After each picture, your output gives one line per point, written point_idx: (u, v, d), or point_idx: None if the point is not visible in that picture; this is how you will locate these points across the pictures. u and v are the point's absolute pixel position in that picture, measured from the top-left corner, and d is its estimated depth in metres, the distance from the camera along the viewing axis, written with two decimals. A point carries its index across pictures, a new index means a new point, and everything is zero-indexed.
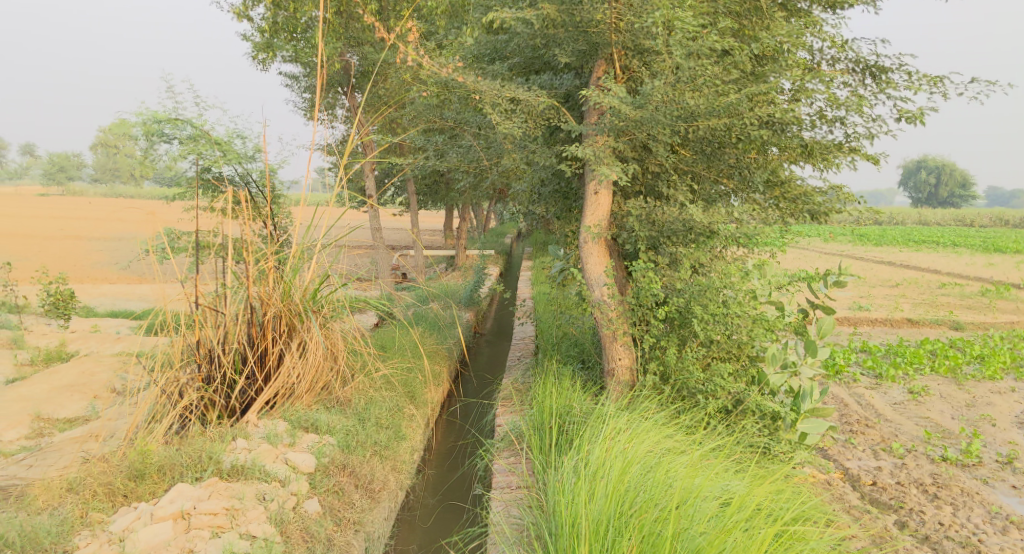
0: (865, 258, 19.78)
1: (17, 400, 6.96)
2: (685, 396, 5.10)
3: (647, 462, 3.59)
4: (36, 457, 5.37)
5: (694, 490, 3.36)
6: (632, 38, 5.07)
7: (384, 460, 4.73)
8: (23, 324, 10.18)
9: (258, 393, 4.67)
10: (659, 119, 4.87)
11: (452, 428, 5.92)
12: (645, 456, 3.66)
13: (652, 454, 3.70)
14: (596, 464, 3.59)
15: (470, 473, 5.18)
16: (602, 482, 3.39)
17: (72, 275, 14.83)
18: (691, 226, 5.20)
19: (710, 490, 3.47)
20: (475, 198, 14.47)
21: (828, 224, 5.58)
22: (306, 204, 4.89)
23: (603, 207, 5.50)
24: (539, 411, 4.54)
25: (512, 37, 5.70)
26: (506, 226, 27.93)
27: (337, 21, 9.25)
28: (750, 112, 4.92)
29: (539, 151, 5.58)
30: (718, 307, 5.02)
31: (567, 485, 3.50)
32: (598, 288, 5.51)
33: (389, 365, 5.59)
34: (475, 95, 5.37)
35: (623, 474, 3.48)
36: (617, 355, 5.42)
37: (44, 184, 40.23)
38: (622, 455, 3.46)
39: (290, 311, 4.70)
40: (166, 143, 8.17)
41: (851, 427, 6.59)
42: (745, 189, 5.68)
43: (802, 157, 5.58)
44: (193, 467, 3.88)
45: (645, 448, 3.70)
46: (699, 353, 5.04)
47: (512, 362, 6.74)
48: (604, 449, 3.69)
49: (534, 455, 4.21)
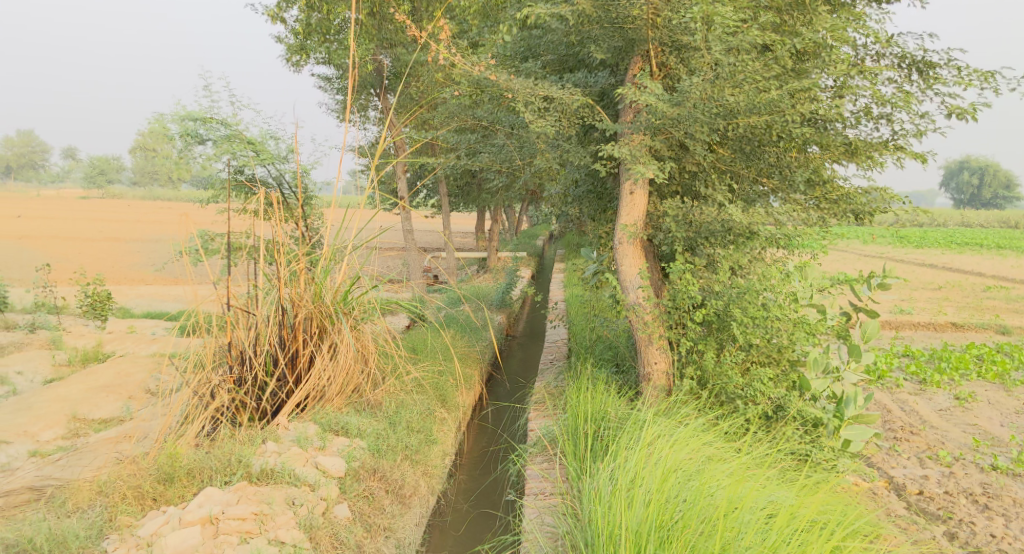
0: (906, 261, 19.25)
1: (54, 400, 7.05)
2: (724, 402, 4.95)
3: (689, 472, 3.45)
4: (71, 457, 5.43)
5: (739, 501, 3.21)
6: (670, 33, 4.95)
7: (415, 465, 4.65)
8: (62, 325, 10.37)
9: (289, 396, 4.63)
10: (698, 116, 4.73)
11: (484, 432, 5.83)
12: (685, 464, 3.52)
13: (692, 462, 3.56)
14: (634, 471, 3.47)
15: (502, 479, 5.09)
16: (641, 491, 3.26)
17: (109, 276, 15.10)
18: (730, 227, 5.03)
19: (755, 501, 3.32)
20: (507, 199, 14.41)
21: (874, 225, 5.41)
22: (338, 205, 4.86)
23: (638, 207, 5.36)
24: (572, 416, 4.42)
25: (546, 34, 5.61)
26: (537, 228, 27.83)
27: (370, 22, 9.25)
28: (792, 110, 4.77)
29: (573, 150, 5.47)
30: (759, 310, 4.86)
31: (604, 494, 3.38)
32: (634, 290, 5.38)
33: (421, 368, 5.52)
34: (508, 94, 5.29)
35: (663, 483, 3.35)
36: (653, 359, 5.28)
37: (85, 188, 41.10)
38: (662, 464, 3.33)
39: (321, 312, 4.66)
40: (201, 145, 8.21)
41: (895, 434, 6.36)
42: (785, 188, 5.51)
43: (845, 155, 5.39)
44: (222, 471, 3.85)
45: (686, 456, 3.57)
46: (739, 358, 4.88)
47: (544, 366, 6.63)
48: (643, 456, 3.57)
49: (569, 462, 4.09)
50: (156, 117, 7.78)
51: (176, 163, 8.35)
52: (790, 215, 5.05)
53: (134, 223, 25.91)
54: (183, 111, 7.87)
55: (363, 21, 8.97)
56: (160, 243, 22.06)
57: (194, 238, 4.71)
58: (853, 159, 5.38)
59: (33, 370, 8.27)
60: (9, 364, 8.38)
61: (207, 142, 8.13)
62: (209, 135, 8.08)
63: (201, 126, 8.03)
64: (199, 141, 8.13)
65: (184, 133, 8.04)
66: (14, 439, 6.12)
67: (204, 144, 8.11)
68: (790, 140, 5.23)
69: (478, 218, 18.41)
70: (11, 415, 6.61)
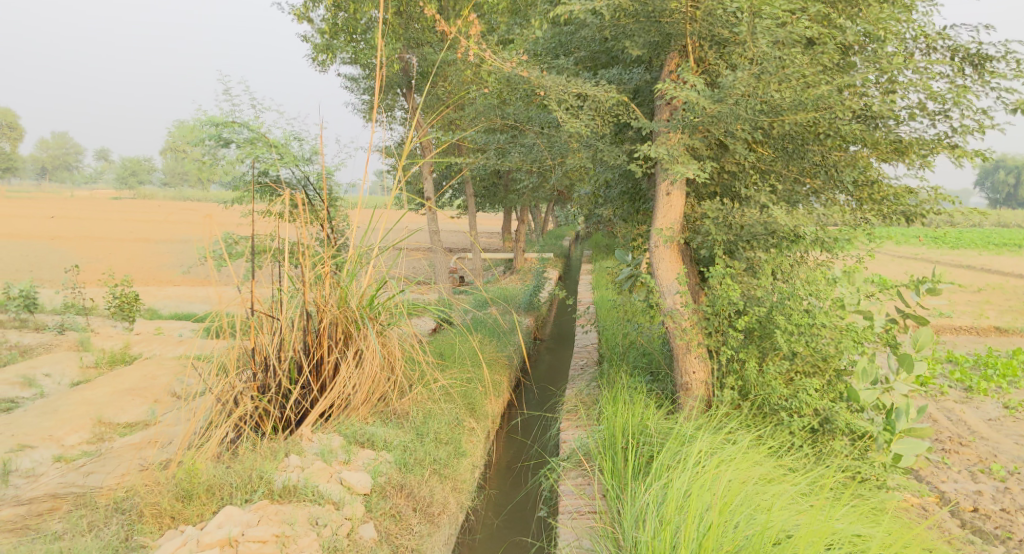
0: (944, 262, 18.73)
1: (81, 404, 7.00)
2: (767, 414, 4.71)
3: (746, 499, 3.25)
4: (95, 464, 5.36)
5: (807, 536, 3.02)
6: (709, 27, 4.71)
7: (444, 480, 4.45)
8: (90, 327, 10.38)
9: (313, 405, 4.49)
10: (740, 113, 4.49)
11: (513, 442, 5.64)
12: (744, 490, 3.33)
13: (751, 487, 3.36)
14: (689, 496, 3.28)
15: (534, 493, 4.89)
16: (700, 520, 3.07)
17: (138, 277, 15.14)
18: (773, 230, 4.79)
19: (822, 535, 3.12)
20: (534, 199, 14.23)
21: (925, 226, 5.05)
22: (363, 207, 4.71)
23: (675, 208, 5.13)
24: (610, 429, 4.23)
25: (579, 30, 5.39)
26: (564, 228, 27.61)
27: (396, 21, 9.14)
28: (842, 106, 4.52)
29: (607, 150, 5.26)
30: (803, 317, 4.62)
31: (656, 520, 3.20)
32: (670, 295, 5.15)
33: (449, 375, 5.35)
34: (539, 92, 5.11)
35: (722, 511, 3.15)
36: (691, 368, 5.06)
37: (117, 189, 41.64)
38: (721, 494, 3.13)
39: (346, 318, 4.51)
40: (224, 148, 8.20)
41: (943, 445, 6.04)
42: (829, 189, 5.26)
43: (894, 153, 5.09)
44: (242, 488, 3.71)
45: (743, 482, 3.37)
46: (782, 367, 4.64)
47: (575, 372, 6.42)
48: (694, 480, 3.37)
49: (607, 480, 3.90)
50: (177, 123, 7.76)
51: (200, 167, 8.31)
52: (836, 218, 4.80)
53: (163, 223, 26.12)
54: (204, 116, 7.83)
55: (389, 20, 8.86)
56: (189, 244, 22.24)
57: (217, 240, 4.58)
58: (903, 157, 5.07)
59: (60, 372, 8.25)
60: (38, 366, 8.36)
61: (231, 145, 8.11)
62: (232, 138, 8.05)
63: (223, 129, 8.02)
64: (222, 144, 8.13)
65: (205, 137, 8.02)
66: (39, 443, 6.07)
67: (228, 148, 8.10)
68: (836, 137, 4.97)
69: (504, 218, 18.21)
70: (37, 418, 6.56)
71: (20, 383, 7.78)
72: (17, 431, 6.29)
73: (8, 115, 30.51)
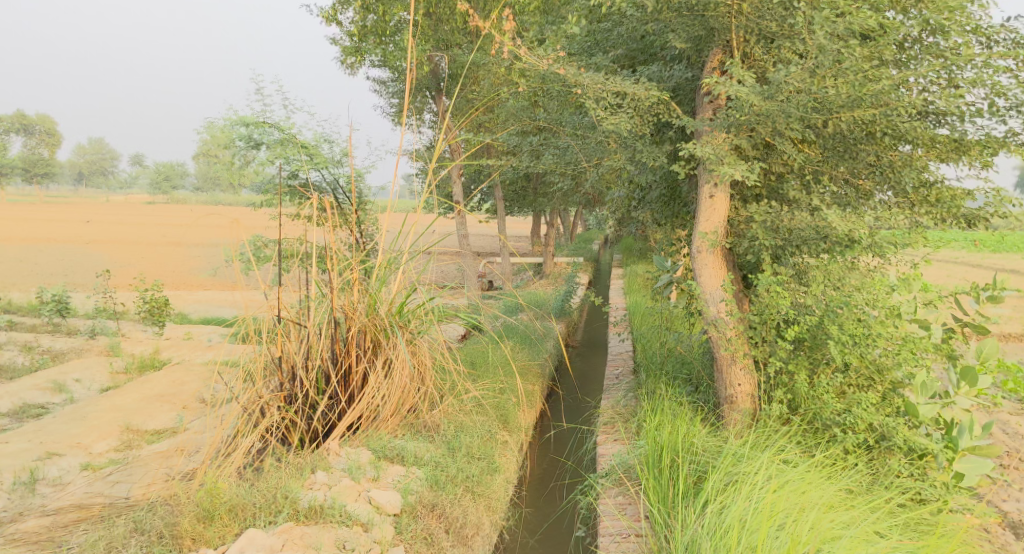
0: (990, 265, 18.07)
1: (110, 409, 6.95)
2: (818, 430, 4.45)
3: (816, 534, 3.08)
4: (122, 473, 5.27)
5: None
6: (757, 20, 4.49)
7: (477, 499, 4.25)
8: (121, 332, 10.39)
9: (341, 417, 4.34)
10: (791, 111, 4.28)
11: (547, 457, 5.42)
12: (815, 525, 3.12)
13: (821, 521, 3.15)
14: (754, 533, 3.08)
15: (571, 511, 4.68)
16: None
17: (169, 281, 15.19)
18: (825, 234, 4.53)
19: None
20: (564, 202, 14.03)
21: (988, 230, 4.75)
22: (395, 211, 4.56)
23: (719, 211, 4.89)
24: (654, 444, 4.02)
25: (617, 26, 5.21)
26: (593, 232, 27.27)
27: (426, 23, 9.06)
28: (901, 102, 4.27)
29: (647, 150, 5.05)
30: (858, 326, 4.35)
31: None
32: (714, 303, 4.90)
33: (481, 386, 5.15)
34: (577, 90, 4.91)
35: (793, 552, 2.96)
36: (736, 381, 4.81)
37: (150, 194, 42.15)
38: None
39: (375, 326, 4.36)
40: (255, 149, 8.00)
41: (1002, 461, 5.67)
42: (883, 189, 4.99)
43: (954, 152, 4.80)
44: (267, 508, 3.56)
45: (809, 515, 3.20)
46: (836, 380, 4.37)
47: (610, 382, 6.18)
48: (756, 513, 3.21)
49: (654, 503, 3.68)
50: (207, 123, 7.71)
51: (230, 168, 8.11)
52: (890, 221, 4.53)
53: (193, 227, 26.35)
54: (234, 116, 7.77)
55: (419, 22, 8.77)
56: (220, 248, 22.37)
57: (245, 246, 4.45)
58: (963, 158, 4.78)
59: (91, 378, 8.21)
60: (69, 371, 8.34)
61: (262, 147, 7.96)
62: (263, 140, 7.90)
63: (254, 130, 7.89)
64: (253, 146, 7.98)
65: (233, 138, 7.90)
66: (67, 451, 5.99)
67: (259, 149, 7.95)
68: (890, 136, 4.72)
69: (533, 220, 18.00)
70: (66, 425, 6.50)
71: (50, 388, 7.75)
72: (47, 438, 6.23)
73: (46, 123, 30.93)
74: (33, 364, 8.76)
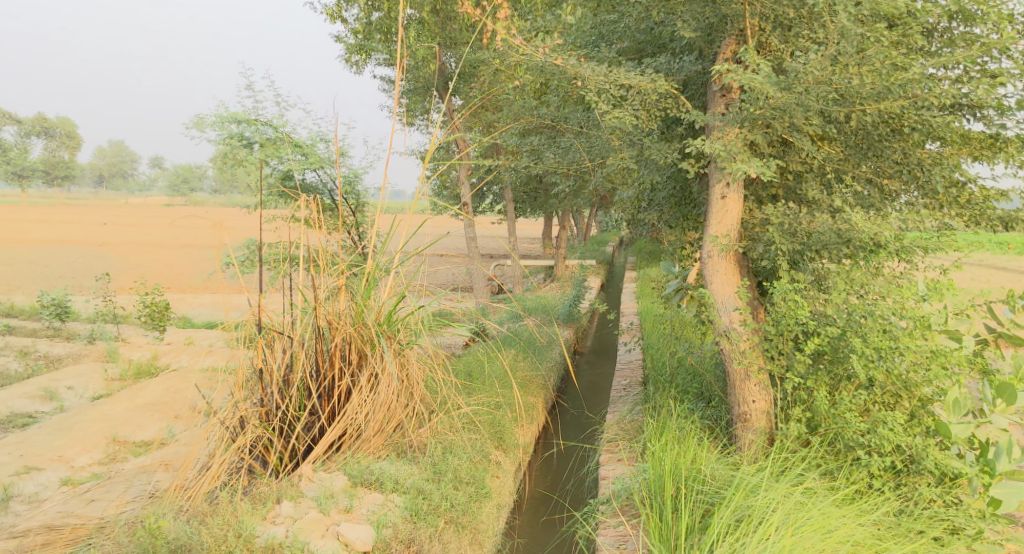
0: None
1: (97, 420, 6.70)
2: (840, 452, 4.08)
3: None
4: (101, 490, 4.99)
5: None
6: (773, 6, 4.13)
7: (461, 531, 3.94)
8: (121, 336, 10.17)
9: (321, 435, 4.04)
10: (809, 103, 3.90)
11: (547, 478, 5.11)
12: None
13: None
14: None
15: (568, 540, 4.35)
16: None
17: (176, 284, 14.99)
18: (848, 238, 4.16)
19: None
20: (577, 204, 13.72)
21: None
22: (385, 213, 4.24)
23: (732, 213, 4.53)
24: (659, 470, 3.69)
25: (623, 16, 4.87)
26: (608, 235, 26.95)
27: (432, 20, 8.76)
28: (932, 94, 3.89)
29: (656, 147, 4.68)
30: (884, 338, 3.96)
31: None
32: (727, 312, 4.55)
33: (475, 400, 4.82)
34: (577, 83, 4.57)
35: None
36: (751, 398, 4.46)
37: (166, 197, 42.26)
38: None
39: (361, 337, 4.03)
40: (246, 149, 7.71)
41: None
42: (911, 188, 4.61)
43: (988, 150, 4.42)
44: (216, 549, 3.25)
45: None
46: (859, 398, 3.98)
47: (616, 395, 5.83)
48: None
49: (654, 543, 3.34)
50: (197, 119, 7.43)
51: (223, 167, 7.83)
52: (919, 223, 4.15)
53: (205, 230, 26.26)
54: (227, 112, 7.50)
55: (424, 18, 8.50)
56: None
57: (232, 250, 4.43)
58: (1000, 156, 4.39)
59: (84, 385, 7.96)
60: (61, 378, 8.11)
61: (253, 145, 7.71)
62: (256, 138, 7.65)
63: (246, 128, 7.63)
64: (244, 144, 7.69)
65: (227, 137, 7.63)
66: (47, 465, 5.73)
67: (250, 147, 7.67)
68: (918, 132, 4.36)
69: (546, 222, 17.69)
70: (49, 436, 6.24)
71: (41, 397, 7.52)
72: (27, 451, 5.98)
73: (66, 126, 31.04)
74: (27, 371, 8.53)
